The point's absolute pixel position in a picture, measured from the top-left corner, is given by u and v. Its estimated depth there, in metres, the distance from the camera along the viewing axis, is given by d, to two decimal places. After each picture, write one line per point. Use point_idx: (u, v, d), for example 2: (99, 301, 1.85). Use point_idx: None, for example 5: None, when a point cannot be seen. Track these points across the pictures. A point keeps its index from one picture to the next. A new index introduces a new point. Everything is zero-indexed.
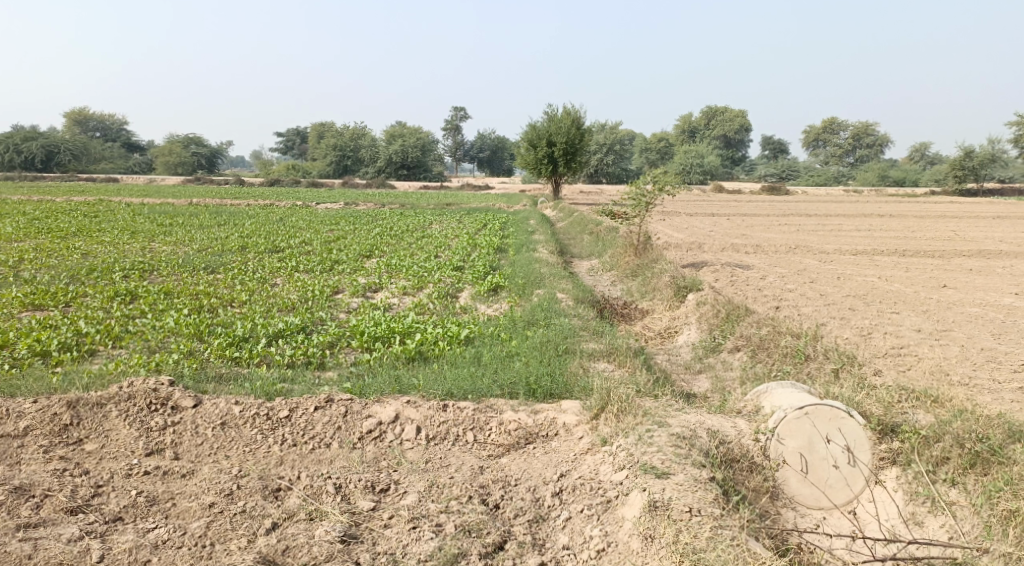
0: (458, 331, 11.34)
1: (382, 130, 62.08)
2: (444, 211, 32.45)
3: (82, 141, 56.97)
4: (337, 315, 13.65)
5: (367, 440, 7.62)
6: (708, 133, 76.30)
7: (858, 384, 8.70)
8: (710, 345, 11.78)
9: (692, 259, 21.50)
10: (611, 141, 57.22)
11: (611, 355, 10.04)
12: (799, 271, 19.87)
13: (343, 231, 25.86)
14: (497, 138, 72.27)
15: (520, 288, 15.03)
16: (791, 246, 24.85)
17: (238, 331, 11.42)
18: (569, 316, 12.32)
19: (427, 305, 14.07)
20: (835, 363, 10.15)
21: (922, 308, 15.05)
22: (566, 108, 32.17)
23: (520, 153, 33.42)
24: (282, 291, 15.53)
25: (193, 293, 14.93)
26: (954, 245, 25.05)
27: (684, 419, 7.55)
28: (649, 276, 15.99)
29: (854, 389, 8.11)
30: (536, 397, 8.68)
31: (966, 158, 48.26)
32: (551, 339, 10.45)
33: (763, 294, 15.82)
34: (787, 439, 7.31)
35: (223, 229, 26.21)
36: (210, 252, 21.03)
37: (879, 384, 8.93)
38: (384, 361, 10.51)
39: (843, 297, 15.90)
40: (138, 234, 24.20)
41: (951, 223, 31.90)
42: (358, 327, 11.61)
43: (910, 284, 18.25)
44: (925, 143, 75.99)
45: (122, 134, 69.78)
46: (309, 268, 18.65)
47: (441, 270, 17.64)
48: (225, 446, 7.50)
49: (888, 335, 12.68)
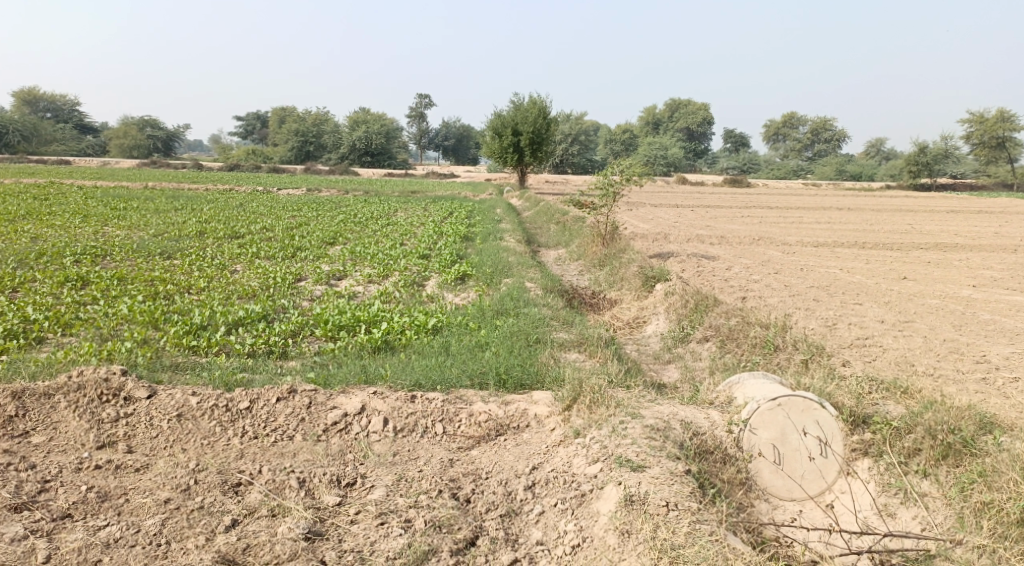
0: (424, 321, 11.16)
1: (345, 117, 61.44)
2: (409, 199, 32.16)
3: (34, 122, 55.68)
4: (299, 303, 13.40)
5: (332, 432, 7.42)
6: (671, 126, 76.59)
7: (829, 375, 8.66)
8: (679, 335, 11.70)
9: (658, 249, 21.48)
10: (575, 131, 57.14)
11: (582, 346, 9.90)
12: (763, 262, 19.93)
13: (306, 217, 25.48)
14: (461, 127, 71.92)
15: (487, 277, 14.86)
16: (755, 237, 24.93)
17: (195, 320, 11.16)
18: (537, 305, 12.19)
19: (391, 293, 13.86)
20: (805, 354, 10.11)
21: (885, 299, 15.12)
22: (532, 97, 31.99)
23: (485, 141, 33.18)
24: (242, 278, 15.23)
25: (149, 279, 14.57)
26: (914, 238, 25.31)
27: (657, 411, 7.43)
28: (615, 267, 15.91)
29: (826, 380, 8.04)
30: (507, 388, 8.52)
31: (921, 153, 48.88)
32: (520, 328, 10.30)
33: (729, 284, 15.81)
34: (759, 431, 7.21)
35: (180, 213, 25.73)
36: (167, 237, 20.60)
37: (849, 375, 8.88)
38: (349, 350, 10.31)
39: (807, 288, 15.94)
40: (92, 218, 23.64)
41: (910, 217, 32.25)
42: (321, 316, 11.40)
43: (872, 275, 18.36)
44: (883, 138, 76.89)
45: (76, 115, 68.30)
46: (270, 255, 18.32)
47: (406, 258, 17.41)
48: (181, 439, 7.28)
49: (853, 326, 12.71)
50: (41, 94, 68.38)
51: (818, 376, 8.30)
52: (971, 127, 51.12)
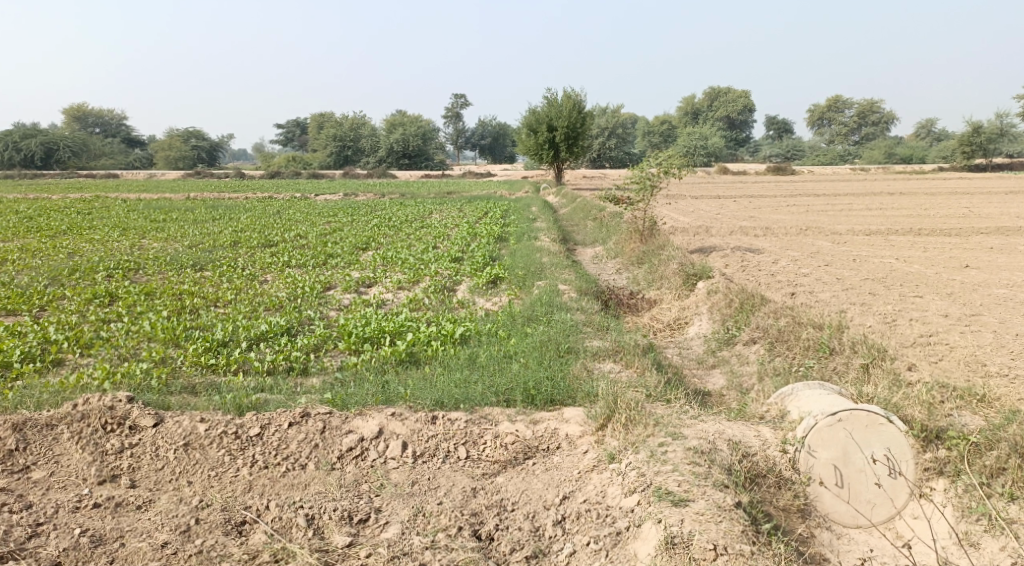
0: (453, 329, 10.55)
1: (383, 119, 61.17)
2: (445, 200, 31.62)
3: (80, 137, 56.20)
4: (327, 314, 12.86)
5: (348, 459, 6.82)
6: (711, 115, 75.19)
7: (892, 381, 7.91)
8: (724, 338, 11.00)
9: (701, 243, 20.69)
10: (613, 125, 56.23)
11: (618, 354, 9.19)
12: (813, 254, 19.07)
13: (340, 223, 25.00)
14: (498, 125, 71.26)
15: (521, 280, 14.20)
16: (802, 227, 23.98)
17: (216, 336, 10.63)
18: (572, 310, 11.51)
19: (422, 300, 13.27)
20: (863, 356, 9.36)
21: (946, 290, 14.22)
22: (566, 92, 31.23)
23: (521, 138, 32.51)
24: (271, 288, 14.71)
25: (175, 293, 14.10)
26: (971, 222, 24.17)
27: (701, 430, 6.74)
28: (656, 264, 15.16)
29: (889, 390, 7.31)
30: (536, 404, 7.88)
31: (974, 133, 47.14)
32: (551, 336, 9.64)
33: (777, 279, 15.04)
34: (818, 451, 6.53)
35: (217, 223, 25.43)
36: (201, 248, 20.24)
37: (914, 381, 8.14)
38: (372, 364, 9.72)
39: (862, 281, 15.08)
40: (127, 231, 23.38)
41: (966, 200, 30.94)
42: (346, 327, 10.83)
43: (929, 264, 17.40)
44: (931, 119, 74.75)
45: (121, 130, 68.87)
46: (302, 264, 17.82)
47: (439, 262, 16.81)
48: (187, 472, 6.69)
49: (914, 322, 11.90)
50: (86, 109, 69.08)
51: (879, 385, 7.58)
52: None
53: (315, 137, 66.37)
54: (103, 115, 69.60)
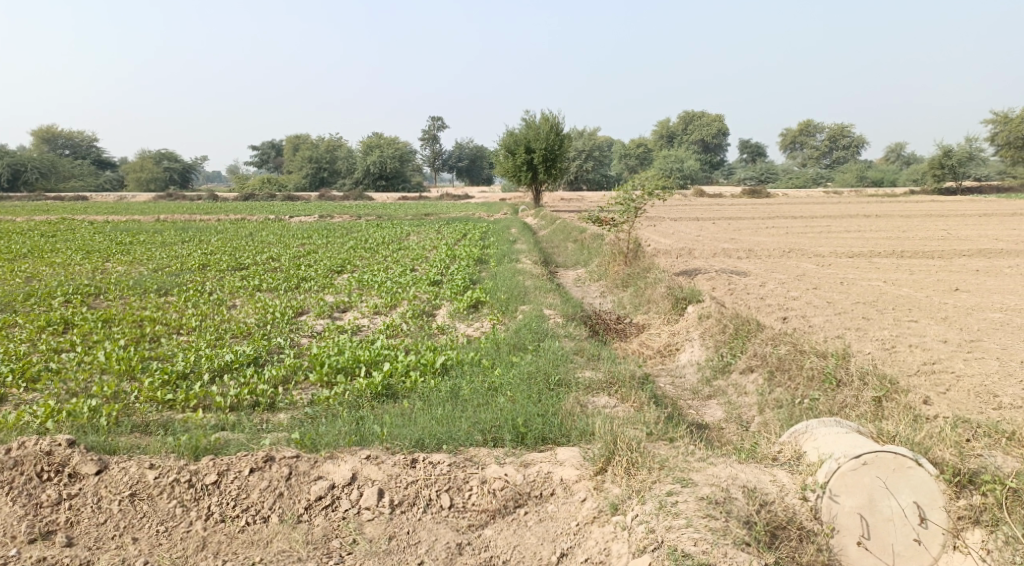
0: (432, 358, 9.85)
1: (359, 141, 60.45)
2: (423, 222, 30.97)
3: (49, 158, 55.04)
4: (297, 341, 12.13)
5: (316, 510, 6.23)
6: (686, 139, 75.15)
7: (911, 415, 7.34)
8: (719, 366, 10.39)
9: (684, 266, 20.14)
10: (589, 147, 55.85)
11: (611, 387, 8.53)
12: (799, 276, 18.58)
13: (315, 245, 24.26)
14: (475, 147, 70.77)
15: (502, 304, 13.54)
16: (785, 249, 23.51)
17: (175, 367, 9.87)
18: (559, 337, 10.87)
19: (398, 326, 12.57)
20: (872, 389, 8.77)
21: (940, 315, 13.69)
22: (545, 113, 30.73)
23: (498, 160, 31.93)
24: (239, 314, 13.93)
25: (136, 319, 13.32)
26: (953, 245, 23.82)
27: (712, 475, 6.18)
28: (642, 287, 14.57)
29: (913, 426, 6.72)
30: (526, 443, 7.19)
31: (945, 156, 47.17)
32: (539, 366, 8.96)
33: (767, 303, 14.50)
34: (841, 497, 6.03)
35: (187, 246, 24.60)
36: (168, 272, 19.43)
37: (933, 416, 7.56)
38: (346, 398, 9.00)
39: (853, 304, 14.55)
40: (93, 254, 22.51)
41: (943, 222, 30.64)
42: (318, 357, 10.10)
43: (918, 287, 16.90)
44: (901, 143, 75.21)
45: (92, 151, 67.63)
46: (274, 287, 17.08)
47: (416, 285, 16.13)
48: (133, 527, 6.15)
49: (914, 347, 11.35)
50: (57, 130, 67.81)
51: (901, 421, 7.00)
52: (997, 128, 49.27)
53: (290, 159, 65.51)
54: (73, 136, 68.38)
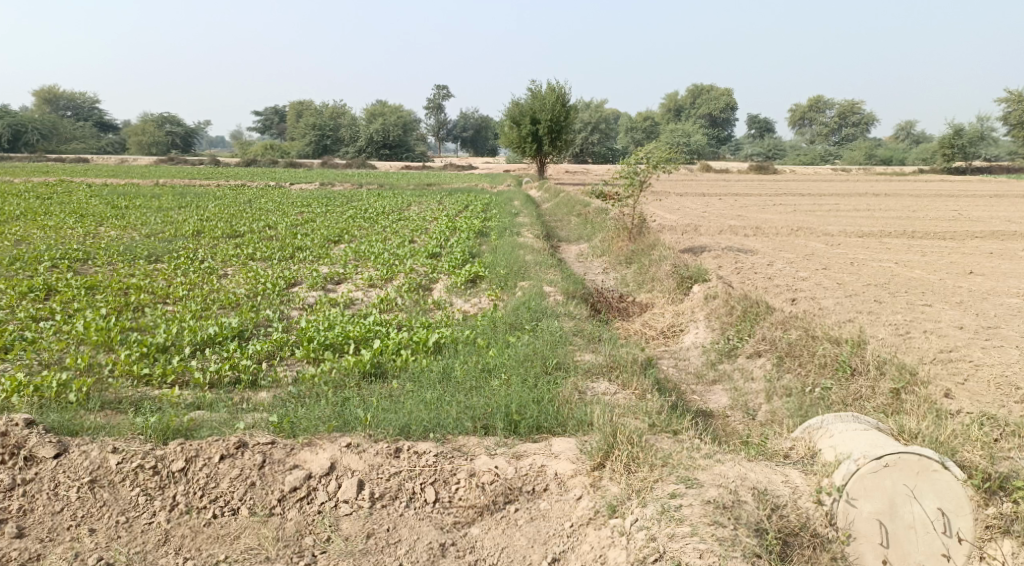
0: (425, 336, 9.36)
1: (364, 110, 59.78)
2: (425, 192, 30.39)
3: (50, 120, 54.28)
4: (287, 314, 11.62)
5: (290, 502, 5.91)
6: (694, 113, 74.21)
7: (934, 411, 6.91)
8: (725, 349, 9.93)
9: (690, 243, 19.61)
10: (596, 120, 54.94)
11: (612, 372, 8.04)
12: (808, 256, 18.07)
13: (313, 214, 23.68)
14: (480, 117, 69.85)
15: (501, 280, 13.03)
16: (792, 227, 22.93)
17: (155, 339, 9.34)
18: (559, 316, 10.39)
19: (393, 301, 12.07)
20: (890, 380, 8.32)
21: (955, 298, 13.17)
22: (550, 84, 30.04)
23: (503, 131, 31.30)
24: (229, 284, 13.39)
25: (122, 287, 12.76)
26: (965, 226, 23.22)
27: (719, 476, 5.80)
28: (645, 264, 14.07)
29: (936, 424, 6.31)
30: (519, 433, 6.74)
31: (956, 136, 46.33)
32: (536, 348, 8.47)
33: (775, 283, 14.00)
34: (860, 501, 5.65)
35: (183, 212, 24.04)
36: (161, 238, 18.89)
37: (956, 413, 7.12)
38: (332, 377, 8.52)
39: (865, 286, 14.04)
40: (86, 218, 21.98)
41: (954, 202, 29.95)
42: (306, 332, 9.58)
43: (931, 269, 16.35)
44: (912, 121, 74.09)
45: (95, 113, 66.75)
46: (268, 257, 16.55)
47: (414, 258, 15.63)
48: (92, 516, 5.82)
49: (930, 333, 10.87)
50: (60, 92, 67.05)
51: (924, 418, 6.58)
52: (1009, 107, 48.30)
53: (294, 126, 64.69)
54: (76, 99, 67.56)
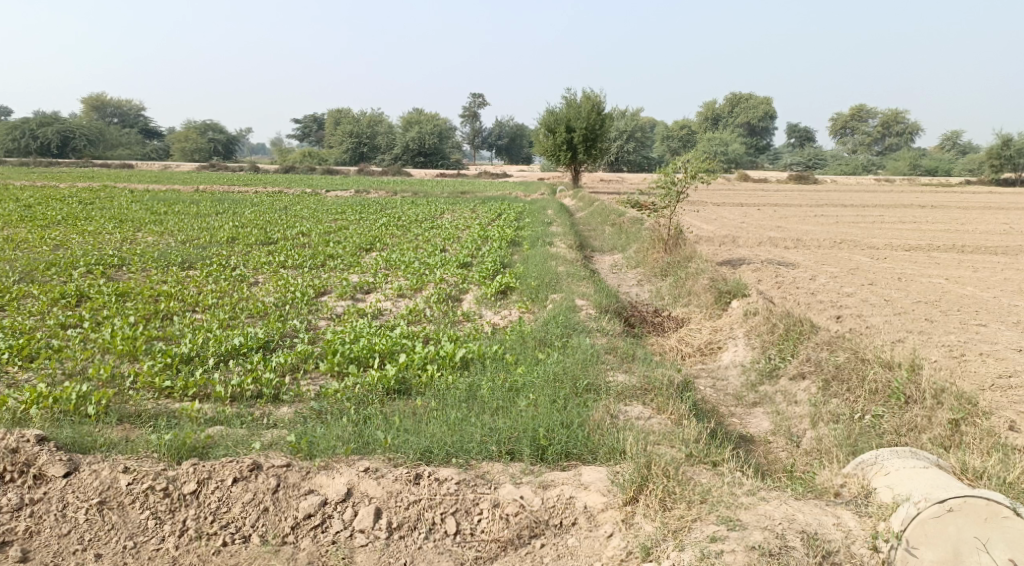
0: (452, 351, 8.96)
1: (400, 117, 59.83)
2: (459, 200, 30.06)
3: (96, 125, 54.94)
4: (314, 324, 11.29)
5: (304, 530, 5.58)
6: (732, 122, 73.44)
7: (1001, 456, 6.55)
8: (766, 370, 9.49)
9: (728, 255, 19.10)
10: (632, 128, 54.33)
11: (646, 396, 7.60)
12: (852, 270, 17.48)
13: (347, 221, 23.46)
14: (517, 125, 69.65)
15: (532, 291, 12.62)
16: (834, 240, 22.30)
17: (180, 349, 8.96)
18: (592, 333, 9.96)
19: (422, 312, 11.73)
20: (948, 410, 7.86)
21: (1009, 318, 12.56)
22: (587, 92, 29.65)
23: (539, 139, 30.96)
24: (258, 292, 13.08)
25: (152, 293, 12.43)
26: (1016, 240, 22.43)
27: (762, 516, 5.42)
28: (682, 277, 13.59)
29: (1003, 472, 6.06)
30: (546, 459, 6.36)
31: (1003, 146, 45.15)
32: (566, 367, 8.04)
33: (818, 299, 13.47)
34: (921, 548, 5.25)
35: (219, 217, 23.92)
36: (195, 244, 18.71)
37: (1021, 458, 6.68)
38: (355, 393, 8.13)
39: (913, 303, 13.45)
40: (124, 223, 21.93)
41: (1002, 215, 29.05)
42: (331, 345, 9.19)
43: (983, 286, 15.69)
44: (957, 131, 72.60)
45: (139, 120, 67.54)
46: (300, 264, 16.25)
47: (445, 267, 15.26)
48: (98, 541, 5.52)
49: (986, 357, 10.30)
50: (106, 98, 67.98)
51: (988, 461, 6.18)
52: None
53: (332, 133, 64.96)
54: (121, 106, 68.42)
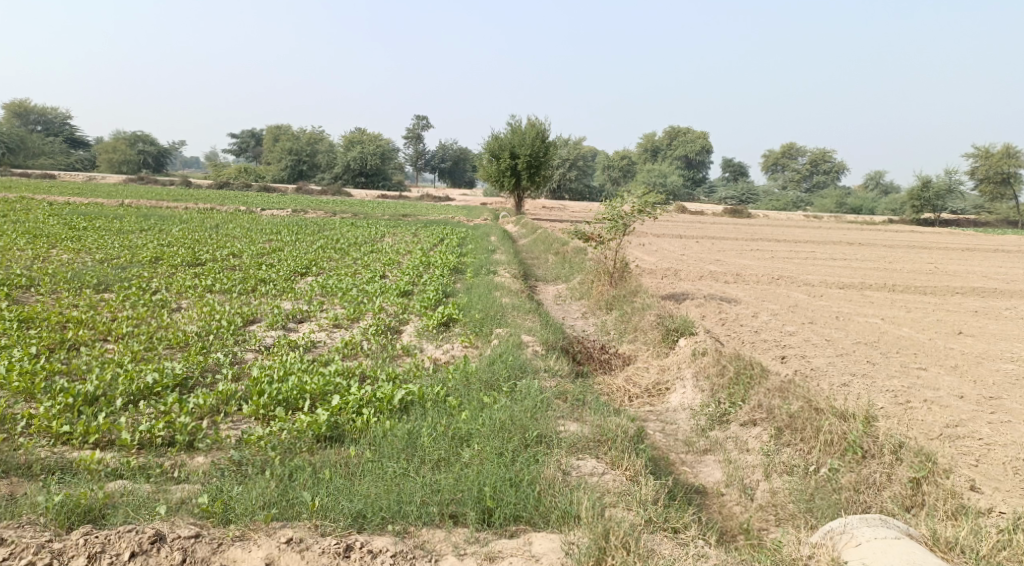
0: (391, 392, 8.32)
1: (340, 137, 58.89)
2: (399, 223, 29.36)
3: (19, 134, 52.85)
4: (242, 358, 10.55)
5: None
6: (669, 155, 74.12)
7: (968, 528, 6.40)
8: (715, 414, 9.02)
9: (669, 289, 18.81)
10: (573, 156, 54.31)
11: (599, 448, 7.11)
12: (791, 308, 17.31)
13: (282, 242, 22.64)
14: (459, 149, 69.25)
15: (475, 324, 12.08)
16: (772, 275, 22.20)
17: (84, 388, 8.18)
18: (539, 373, 9.45)
19: (357, 345, 11.08)
20: (908, 467, 7.59)
21: (949, 362, 12.36)
22: (531, 119, 29.38)
23: (482, 164, 30.57)
24: (180, 320, 12.25)
25: (61, 320, 11.54)
26: (945, 281, 22.59)
27: None
28: (627, 311, 13.18)
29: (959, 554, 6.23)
30: (491, 524, 6.24)
31: (924, 188, 46.11)
32: (514, 414, 7.49)
33: (762, 337, 13.18)
34: None
35: (145, 235, 22.89)
36: (115, 264, 17.74)
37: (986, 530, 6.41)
38: (281, 441, 7.46)
39: (854, 344, 13.22)
40: (40, 239, 20.76)
41: (928, 255, 29.38)
42: (257, 384, 8.49)
43: (919, 327, 15.58)
44: (880, 171, 74.28)
45: (66, 130, 65.26)
46: (228, 289, 15.46)
47: (384, 295, 14.66)
48: None
49: (932, 403, 10.01)
50: (31, 106, 65.59)
51: (958, 532, 6.35)
52: (976, 162, 48.36)
53: (270, 150, 63.64)
54: (47, 113, 66.03)
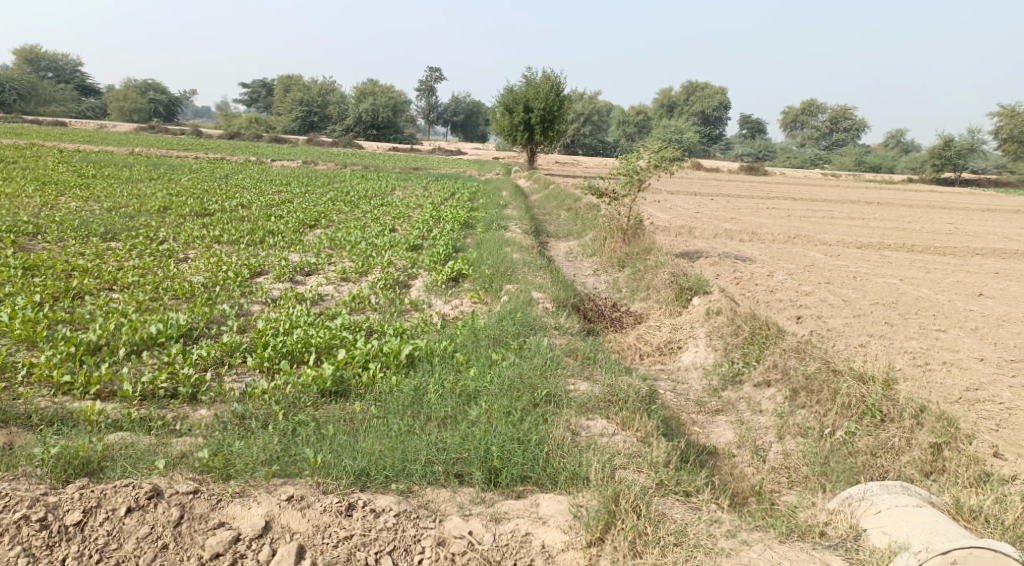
0: (397, 347, 8.15)
1: (352, 88, 58.26)
2: (410, 176, 29.07)
3: (31, 80, 52.45)
4: (248, 310, 10.38)
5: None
6: (686, 110, 73.19)
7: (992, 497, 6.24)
8: (728, 375, 8.83)
9: (683, 247, 18.54)
10: (588, 111, 53.63)
11: (610, 408, 6.96)
12: (807, 267, 17.03)
13: (292, 194, 22.41)
14: (472, 102, 68.52)
15: (485, 280, 11.87)
16: (788, 234, 21.87)
17: (86, 338, 8.03)
18: (549, 331, 9.28)
19: (365, 299, 10.89)
20: (929, 432, 7.39)
21: (969, 324, 12.10)
22: (546, 72, 28.88)
23: (495, 117, 30.15)
24: (187, 270, 12.08)
25: (67, 269, 11.38)
26: (965, 241, 22.19)
27: None
28: (640, 268, 12.95)
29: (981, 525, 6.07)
30: (497, 483, 6.11)
31: (944, 147, 45.35)
32: (522, 372, 7.33)
33: (777, 297, 12.94)
34: None
35: (154, 184, 22.69)
36: (123, 213, 17.57)
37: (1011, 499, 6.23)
38: (286, 395, 7.32)
39: (872, 305, 12.97)
40: (49, 187, 20.59)
41: (948, 215, 28.89)
42: (262, 337, 8.33)
43: (939, 289, 15.28)
44: (900, 129, 73.20)
45: (77, 77, 64.83)
46: (236, 240, 15.28)
47: (393, 249, 14.44)
48: None
49: (952, 366, 9.78)
50: (42, 52, 65.12)
51: (983, 500, 6.20)
52: (1000, 121, 47.43)
53: (281, 101, 63.12)
54: (58, 60, 65.61)
